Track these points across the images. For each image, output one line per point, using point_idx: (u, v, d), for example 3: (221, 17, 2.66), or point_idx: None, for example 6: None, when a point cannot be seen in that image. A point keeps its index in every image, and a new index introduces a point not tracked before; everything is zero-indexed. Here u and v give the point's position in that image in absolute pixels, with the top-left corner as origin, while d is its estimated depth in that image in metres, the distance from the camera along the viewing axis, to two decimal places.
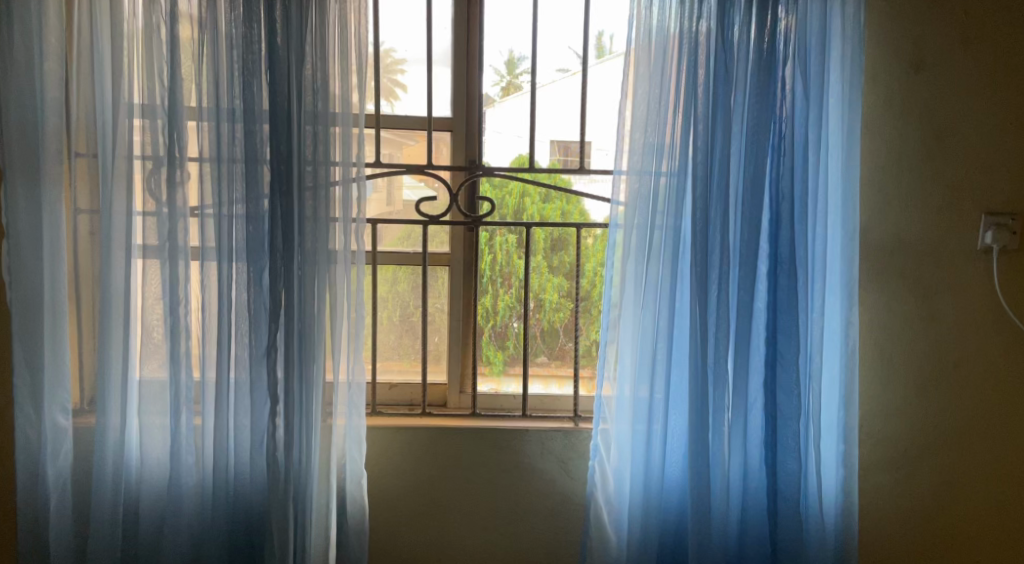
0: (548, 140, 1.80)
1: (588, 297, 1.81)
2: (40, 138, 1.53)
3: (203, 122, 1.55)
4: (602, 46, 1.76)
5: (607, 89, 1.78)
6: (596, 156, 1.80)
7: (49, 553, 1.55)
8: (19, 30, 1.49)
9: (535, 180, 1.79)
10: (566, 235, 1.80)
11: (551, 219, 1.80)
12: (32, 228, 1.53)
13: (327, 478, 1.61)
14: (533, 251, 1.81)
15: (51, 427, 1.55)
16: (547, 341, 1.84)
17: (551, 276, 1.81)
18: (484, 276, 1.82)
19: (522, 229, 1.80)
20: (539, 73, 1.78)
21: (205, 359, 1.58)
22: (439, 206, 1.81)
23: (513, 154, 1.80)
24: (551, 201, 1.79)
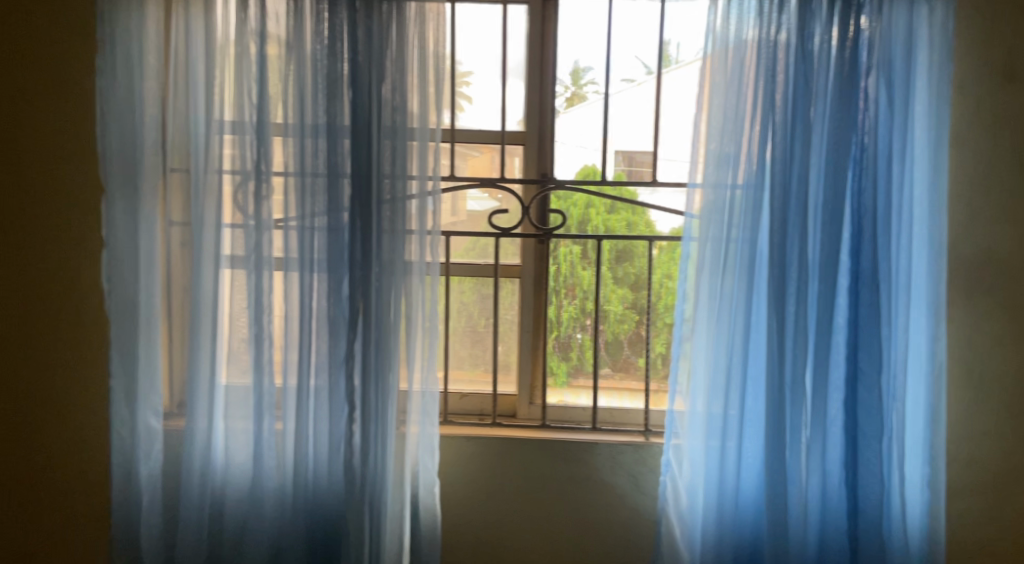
0: (613, 150, 1.80)
1: (654, 310, 1.81)
2: (138, 153, 1.61)
3: (289, 138, 1.61)
4: (668, 55, 1.74)
5: (682, 100, 1.75)
6: (662, 166, 1.78)
7: (141, 548, 1.63)
8: (122, 52, 1.59)
9: (601, 192, 1.79)
10: (633, 246, 1.80)
11: (617, 230, 1.80)
12: (129, 238, 1.62)
13: (401, 486, 1.64)
14: (597, 262, 1.81)
15: (145, 428, 1.63)
16: (610, 353, 1.83)
17: (616, 288, 1.82)
18: (549, 287, 1.83)
19: (587, 240, 1.80)
20: (604, 83, 1.78)
21: (287, 366, 1.64)
22: (512, 216, 1.83)
23: (578, 165, 1.81)
24: (616, 212, 1.79)
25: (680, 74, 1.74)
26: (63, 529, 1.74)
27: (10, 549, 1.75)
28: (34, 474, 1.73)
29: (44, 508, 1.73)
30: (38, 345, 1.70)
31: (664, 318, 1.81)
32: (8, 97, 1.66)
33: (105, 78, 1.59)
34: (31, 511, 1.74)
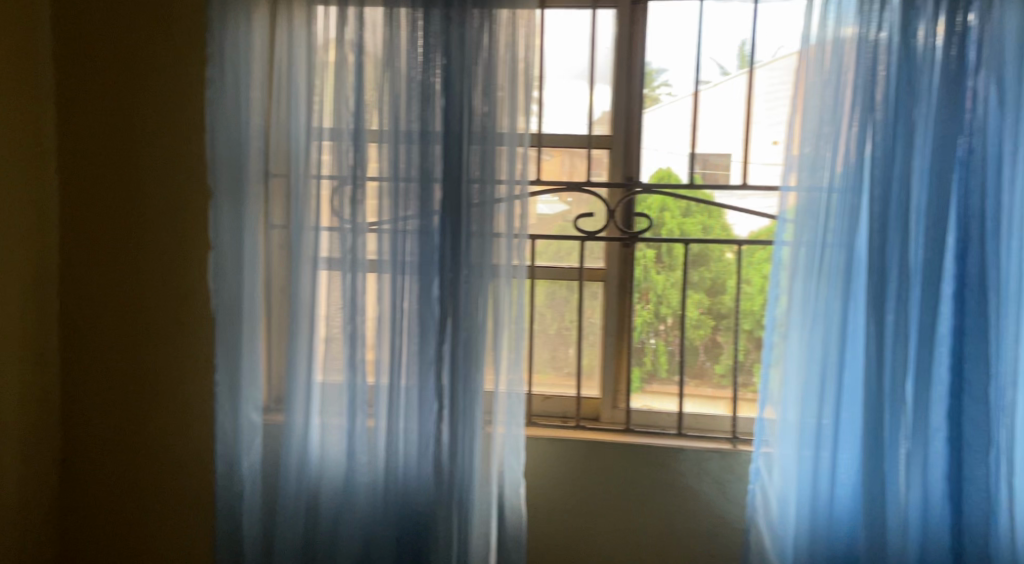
0: (687, 153, 1.78)
1: (728, 315, 1.80)
2: (244, 160, 1.70)
3: (384, 144, 1.67)
4: (744, 55, 1.73)
5: (765, 102, 1.74)
6: (734, 169, 1.77)
7: (243, 537, 1.72)
8: (230, 64, 1.68)
9: (676, 194, 1.78)
10: (708, 250, 1.79)
11: (693, 232, 1.78)
12: (234, 241, 1.72)
13: (487, 485, 1.67)
14: (671, 266, 1.80)
15: (247, 423, 1.72)
16: (688, 359, 1.82)
17: (692, 293, 1.80)
18: (625, 290, 1.83)
19: (661, 244, 1.80)
20: (677, 85, 1.77)
21: (379, 365, 1.70)
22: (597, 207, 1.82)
23: (653, 167, 1.79)
24: (692, 214, 1.78)
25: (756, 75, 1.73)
26: (170, 515, 1.84)
27: (122, 534, 1.86)
28: (145, 463, 1.83)
29: (153, 496, 1.83)
30: (150, 341, 1.80)
31: (745, 322, 1.79)
32: (123, 107, 1.77)
33: (214, 89, 1.69)
34: (141, 497, 1.84)
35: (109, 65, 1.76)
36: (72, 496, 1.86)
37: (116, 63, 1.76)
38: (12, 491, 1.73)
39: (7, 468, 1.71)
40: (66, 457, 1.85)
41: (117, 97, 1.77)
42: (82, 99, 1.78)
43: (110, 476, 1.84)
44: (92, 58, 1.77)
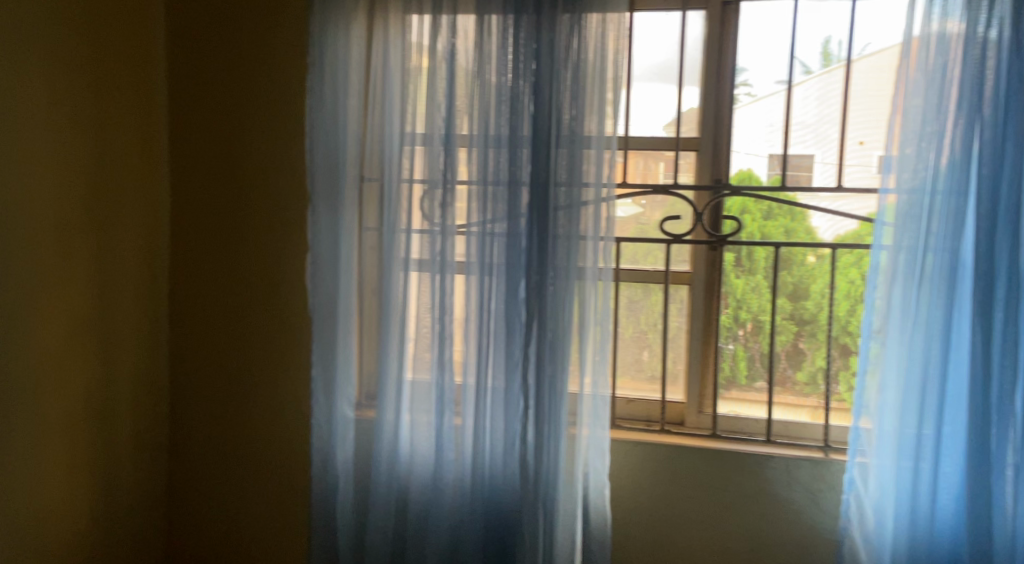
0: (766, 154, 1.75)
1: (815, 320, 1.76)
2: (341, 165, 1.78)
3: (474, 149, 1.71)
4: (828, 53, 1.70)
5: (854, 100, 1.69)
6: (818, 171, 1.73)
7: (338, 529, 1.81)
8: (329, 73, 1.75)
9: (757, 196, 1.76)
10: (791, 254, 1.75)
11: (775, 235, 1.76)
12: (330, 242, 1.79)
13: (572, 482, 1.70)
14: (751, 270, 1.78)
15: (342, 418, 1.81)
16: (766, 363, 1.79)
17: (772, 297, 1.77)
18: (707, 295, 1.81)
19: (740, 247, 1.77)
20: (757, 85, 1.75)
21: (467, 364, 1.75)
22: (677, 206, 1.80)
23: (734, 168, 1.77)
24: (774, 217, 1.76)
25: (839, 74, 1.70)
26: (268, 504, 1.93)
27: (222, 520, 1.96)
28: (244, 453, 1.93)
29: (252, 485, 1.93)
30: (251, 337, 1.90)
31: (831, 329, 1.75)
32: (228, 114, 1.86)
33: (313, 98, 1.77)
34: (240, 486, 1.94)
35: (216, 75, 1.86)
36: (178, 484, 1.97)
37: (222, 73, 1.86)
38: (126, 478, 1.84)
39: (122, 456, 1.82)
40: (173, 446, 1.96)
41: (223, 105, 1.86)
42: (191, 107, 1.88)
43: (212, 465, 1.95)
44: (201, 68, 1.87)
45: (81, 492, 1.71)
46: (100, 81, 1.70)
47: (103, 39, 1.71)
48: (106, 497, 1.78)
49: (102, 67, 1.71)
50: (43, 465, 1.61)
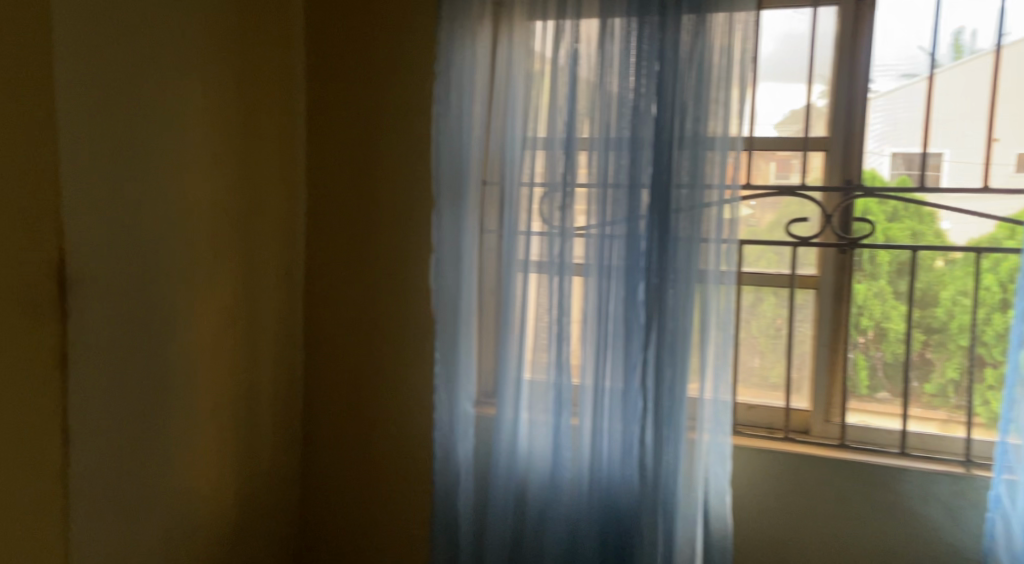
0: (889, 153, 1.68)
1: (947, 329, 1.66)
2: (464, 169, 1.84)
3: (594, 152, 1.73)
4: (960, 45, 1.62)
5: (991, 95, 1.61)
6: (949, 171, 1.65)
7: (460, 522, 1.87)
8: (455, 80, 1.82)
9: (881, 197, 1.69)
10: (918, 258, 1.68)
11: (902, 238, 1.69)
12: (453, 244, 1.86)
13: (692, 488, 1.68)
14: (874, 275, 1.71)
15: (463, 414, 1.87)
16: (890, 374, 1.72)
17: (895, 303, 1.70)
18: (829, 301, 1.75)
19: (862, 250, 1.71)
20: (879, 81, 1.68)
21: (585, 366, 1.77)
22: (808, 207, 1.75)
23: (861, 169, 1.71)
24: (901, 219, 1.68)
25: (973, 67, 1.61)
26: (393, 493, 2.03)
27: (350, 506, 2.07)
28: (371, 443, 2.04)
29: (379, 474, 2.04)
30: (380, 332, 2.01)
31: (964, 338, 1.65)
32: (360, 123, 1.98)
33: (440, 106, 1.84)
34: (368, 474, 2.05)
35: (349, 86, 1.98)
36: (311, 472, 2.10)
37: (356, 84, 1.97)
38: (265, 464, 1.97)
39: (263, 443, 1.96)
40: (307, 434, 2.10)
41: (355, 114, 1.98)
42: (325, 116, 2.01)
43: (341, 453, 2.06)
44: (335, 80, 1.99)
45: (229, 477, 1.84)
46: (250, 93, 1.82)
47: (254, 54, 1.83)
48: (248, 482, 1.91)
49: (253, 79, 1.83)
50: (201, 451, 1.74)
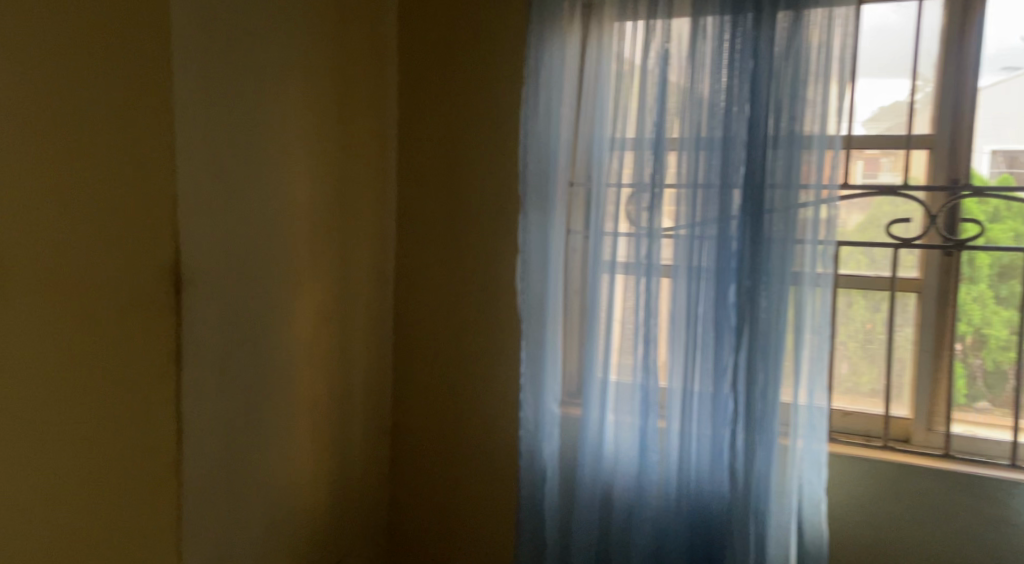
0: (989, 149, 1.63)
1: None
2: (551, 170, 1.85)
3: (684, 152, 1.71)
4: None
5: None
6: None
7: (545, 521, 1.88)
8: (544, 82, 1.83)
9: (980, 199, 1.62)
10: (1019, 261, 1.59)
11: (1002, 240, 1.61)
12: (539, 244, 1.87)
13: (786, 497, 1.65)
14: (973, 279, 1.64)
15: (549, 414, 1.88)
16: (993, 385, 1.64)
17: (999, 308, 1.62)
18: (929, 306, 1.69)
19: (961, 253, 1.65)
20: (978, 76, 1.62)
21: (673, 368, 1.76)
22: (902, 206, 1.69)
23: (965, 167, 1.64)
24: (1001, 220, 1.60)
25: None
26: (480, 488, 2.08)
27: (438, 500, 2.13)
28: (459, 438, 2.09)
29: (467, 469, 2.09)
30: (469, 330, 2.05)
31: None
32: (451, 127, 2.03)
33: (528, 108, 1.86)
34: (455, 470, 2.10)
35: (440, 91, 2.03)
36: (400, 465, 2.17)
37: (446, 89, 2.03)
38: (357, 458, 2.04)
39: (355, 436, 2.03)
40: (396, 430, 2.17)
41: (446, 119, 2.03)
42: (417, 120, 2.07)
43: (431, 448, 2.12)
44: (426, 85, 2.05)
45: (324, 468, 1.91)
46: (347, 99, 1.89)
47: (351, 61, 1.89)
48: (341, 474, 1.98)
49: (349, 86, 1.89)
50: (298, 444, 1.81)
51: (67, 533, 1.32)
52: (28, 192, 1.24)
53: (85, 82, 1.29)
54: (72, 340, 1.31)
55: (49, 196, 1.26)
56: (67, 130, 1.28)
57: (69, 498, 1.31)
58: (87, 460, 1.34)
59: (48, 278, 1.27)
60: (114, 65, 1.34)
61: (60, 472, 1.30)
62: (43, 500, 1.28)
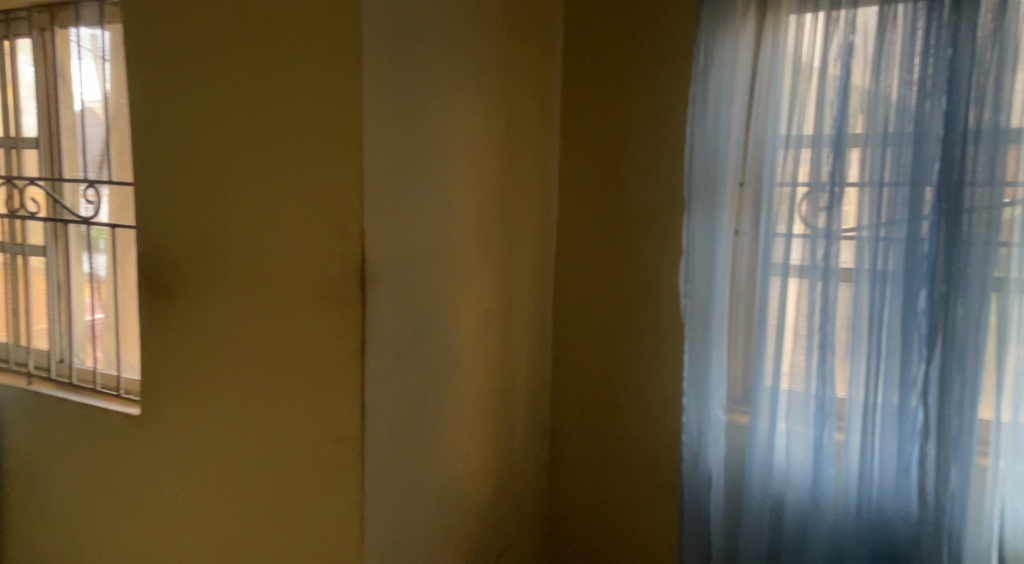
0: None
1: None
2: (720, 170, 1.79)
3: (868, 149, 1.62)
4: None
5: None
6: None
7: (712, 530, 1.84)
8: (714, 79, 1.77)
9: None
10: None
11: None
12: (706, 245, 1.81)
13: (986, 518, 1.57)
14: None
15: (715, 420, 1.83)
16: None
17: None
18: None
19: None
20: None
21: (853, 379, 1.66)
22: None
23: None
24: None
25: None
26: (641, 492, 2.07)
27: (598, 500, 2.14)
28: (619, 440, 2.09)
29: (627, 471, 2.08)
30: (630, 331, 2.04)
31: None
32: (615, 128, 2.03)
33: (696, 106, 1.80)
34: (616, 471, 2.10)
35: (604, 92, 2.04)
36: (559, 464, 2.20)
37: (610, 90, 2.03)
38: (518, 455, 2.09)
39: (517, 433, 2.08)
40: (555, 428, 2.20)
41: (610, 120, 2.04)
42: (581, 122, 2.08)
43: (590, 447, 2.14)
44: (590, 87, 2.06)
45: (489, 463, 1.96)
46: (513, 103, 1.93)
47: (519, 67, 1.94)
48: (506, 469, 2.04)
49: (517, 92, 1.95)
50: (466, 437, 1.87)
51: (305, 480, 1.59)
52: (273, 194, 1.56)
53: (294, 102, 1.52)
54: (283, 319, 1.58)
55: (280, 196, 1.56)
56: (288, 141, 1.54)
57: (306, 450, 1.58)
58: (283, 422, 1.60)
59: (272, 267, 1.58)
60: (317, 95, 1.50)
61: (277, 425, 1.61)
62: (289, 446, 1.60)
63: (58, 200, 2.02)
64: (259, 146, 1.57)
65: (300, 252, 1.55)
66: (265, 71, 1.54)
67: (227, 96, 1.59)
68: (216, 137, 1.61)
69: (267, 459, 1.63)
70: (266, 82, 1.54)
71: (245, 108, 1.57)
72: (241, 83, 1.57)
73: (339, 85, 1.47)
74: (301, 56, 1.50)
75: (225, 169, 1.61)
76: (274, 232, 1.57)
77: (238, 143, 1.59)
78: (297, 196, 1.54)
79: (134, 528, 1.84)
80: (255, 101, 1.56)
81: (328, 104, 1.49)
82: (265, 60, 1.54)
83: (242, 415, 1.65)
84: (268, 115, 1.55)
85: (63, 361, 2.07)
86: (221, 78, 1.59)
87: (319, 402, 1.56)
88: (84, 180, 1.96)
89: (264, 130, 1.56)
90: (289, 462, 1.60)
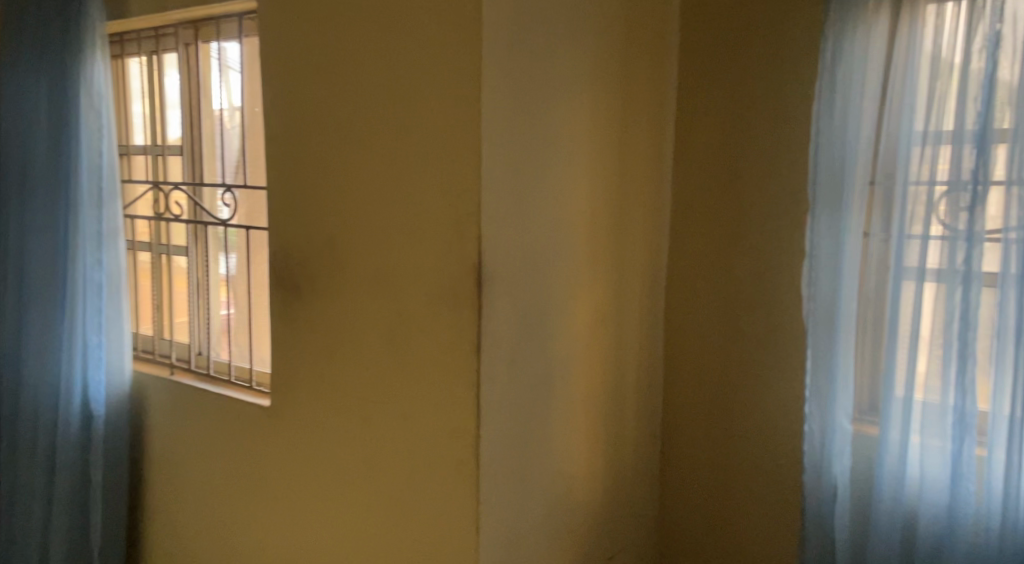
0: None
1: None
2: (848, 167, 1.69)
3: (1018, 146, 1.51)
4: None
5: None
6: None
7: (836, 547, 1.74)
8: (842, 72, 1.67)
9: None
10: None
11: None
12: (831, 246, 1.72)
13: None
14: None
15: (841, 431, 1.73)
16: None
17: None
18: None
19: None
20: None
21: (997, 392, 1.56)
22: None
23: None
24: None
25: None
26: (756, 501, 2.01)
27: (711, 507, 2.09)
28: (734, 447, 2.04)
29: (743, 479, 2.03)
30: (747, 336, 1.99)
31: None
32: (733, 126, 1.98)
33: (822, 102, 1.71)
34: (730, 478, 2.05)
35: (723, 91, 1.99)
36: (671, 469, 2.16)
37: (729, 88, 1.98)
38: (629, 458, 2.07)
39: (628, 437, 2.06)
40: (666, 432, 2.17)
41: (728, 119, 1.99)
42: (697, 122, 2.05)
43: (704, 454, 2.09)
44: (708, 85, 2.02)
45: (600, 466, 1.95)
46: (628, 103, 1.92)
47: (634, 68, 1.93)
48: (617, 472, 2.02)
49: (632, 93, 1.93)
50: (579, 439, 1.87)
51: (423, 473, 1.63)
52: (395, 196, 1.62)
53: (417, 107, 1.57)
54: (403, 318, 1.63)
55: (402, 198, 1.61)
56: (411, 145, 1.58)
57: (424, 445, 1.63)
58: (403, 417, 1.65)
59: (394, 268, 1.64)
60: (438, 98, 1.54)
61: (397, 421, 1.66)
62: (409, 440, 1.65)
63: (198, 203, 2.16)
64: (383, 150, 1.62)
65: (420, 253, 1.60)
66: (390, 77, 1.60)
67: (353, 104, 1.66)
68: (342, 142, 1.69)
69: (388, 453, 1.68)
70: (390, 87, 1.60)
71: (371, 114, 1.63)
72: (367, 90, 1.63)
73: (460, 90, 1.50)
74: (423, 62, 1.55)
75: (351, 173, 1.68)
76: (397, 233, 1.62)
77: (363, 147, 1.65)
78: (418, 198, 1.59)
79: (263, 513, 1.94)
80: (379, 108, 1.62)
81: (448, 108, 1.52)
82: (390, 67, 1.59)
83: (364, 409, 1.71)
84: (392, 120, 1.60)
85: (202, 353, 2.21)
86: (349, 86, 1.66)
87: (436, 398, 1.60)
88: (221, 184, 2.09)
89: (388, 135, 1.61)
90: (409, 459, 1.65)
